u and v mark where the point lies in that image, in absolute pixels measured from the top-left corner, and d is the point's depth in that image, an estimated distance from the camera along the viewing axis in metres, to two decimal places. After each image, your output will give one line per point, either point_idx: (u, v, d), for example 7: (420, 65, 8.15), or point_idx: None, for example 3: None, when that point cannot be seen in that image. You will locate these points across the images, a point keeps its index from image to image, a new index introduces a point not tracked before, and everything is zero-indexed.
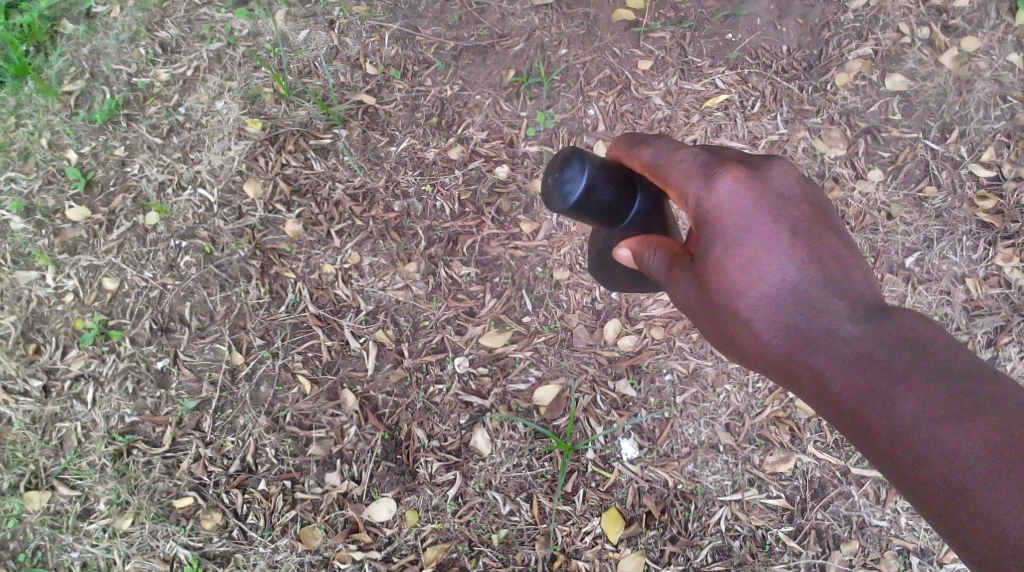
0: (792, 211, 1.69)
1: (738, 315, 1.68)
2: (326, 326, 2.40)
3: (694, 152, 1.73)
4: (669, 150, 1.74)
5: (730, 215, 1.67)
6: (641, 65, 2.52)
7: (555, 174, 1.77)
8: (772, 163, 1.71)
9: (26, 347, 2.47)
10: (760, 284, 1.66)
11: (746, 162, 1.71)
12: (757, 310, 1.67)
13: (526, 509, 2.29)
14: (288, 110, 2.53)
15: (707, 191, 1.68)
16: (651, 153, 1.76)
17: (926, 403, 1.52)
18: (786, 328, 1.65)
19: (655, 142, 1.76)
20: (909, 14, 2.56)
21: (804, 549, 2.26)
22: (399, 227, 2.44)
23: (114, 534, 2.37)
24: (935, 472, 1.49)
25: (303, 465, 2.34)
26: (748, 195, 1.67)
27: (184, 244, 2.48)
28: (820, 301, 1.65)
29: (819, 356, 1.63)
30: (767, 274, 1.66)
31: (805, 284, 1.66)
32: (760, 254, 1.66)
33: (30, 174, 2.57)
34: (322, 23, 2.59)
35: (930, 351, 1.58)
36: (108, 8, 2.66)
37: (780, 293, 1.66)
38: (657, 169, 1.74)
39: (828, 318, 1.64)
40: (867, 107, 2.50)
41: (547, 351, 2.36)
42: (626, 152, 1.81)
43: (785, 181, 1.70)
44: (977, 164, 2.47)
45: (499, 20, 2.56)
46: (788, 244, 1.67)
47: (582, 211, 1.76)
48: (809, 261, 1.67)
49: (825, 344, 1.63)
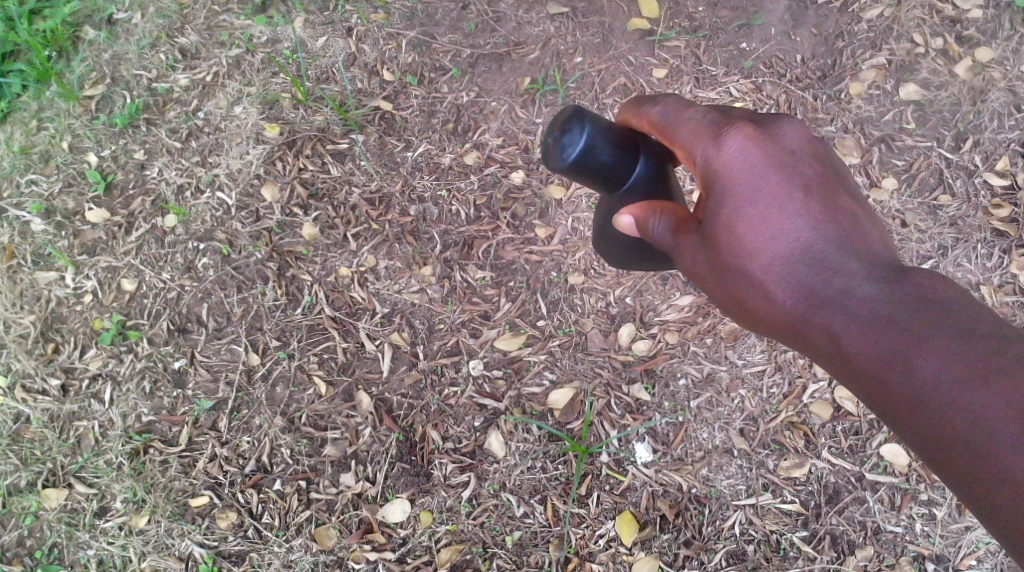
0: (804, 169, 1.69)
1: (751, 277, 1.68)
2: (342, 328, 2.42)
3: (702, 110, 1.72)
4: (677, 108, 1.73)
5: (740, 173, 1.67)
6: (656, 73, 2.54)
7: (555, 131, 1.77)
8: (783, 121, 1.72)
9: (45, 346, 2.49)
10: (774, 245, 1.66)
11: (757, 120, 1.71)
12: (770, 270, 1.67)
13: (539, 511, 2.29)
14: (306, 115, 2.56)
15: (717, 149, 1.68)
16: (659, 112, 1.75)
17: (948, 366, 1.55)
18: (801, 289, 1.66)
19: (663, 101, 1.75)
20: (923, 25, 2.57)
21: (819, 554, 2.26)
22: (414, 231, 2.46)
23: (130, 531, 2.38)
24: (960, 436, 1.53)
25: (318, 465, 2.36)
26: (760, 154, 1.68)
27: (201, 246, 2.50)
28: (836, 262, 1.65)
29: (837, 317, 1.64)
30: (781, 232, 1.66)
31: (820, 244, 1.66)
32: (774, 213, 1.66)
33: (51, 176, 2.60)
34: (340, 30, 2.62)
35: (952, 312, 1.60)
36: (130, 14, 2.70)
37: (794, 254, 1.66)
38: (664, 128, 1.74)
39: (844, 278, 1.65)
40: (881, 115, 2.51)
41: (561, 355, 2.37)
42: (634, 114, 1.80)
43: (797, 139, 1.71)
44: (991, 173, 2.47)
45: (516, 28, 2.59)
46: (801, 204, 1.67)
47: (579, 170, 1.76)
48: (823, 220, 1.67)
49: (842, 305, 1.64)
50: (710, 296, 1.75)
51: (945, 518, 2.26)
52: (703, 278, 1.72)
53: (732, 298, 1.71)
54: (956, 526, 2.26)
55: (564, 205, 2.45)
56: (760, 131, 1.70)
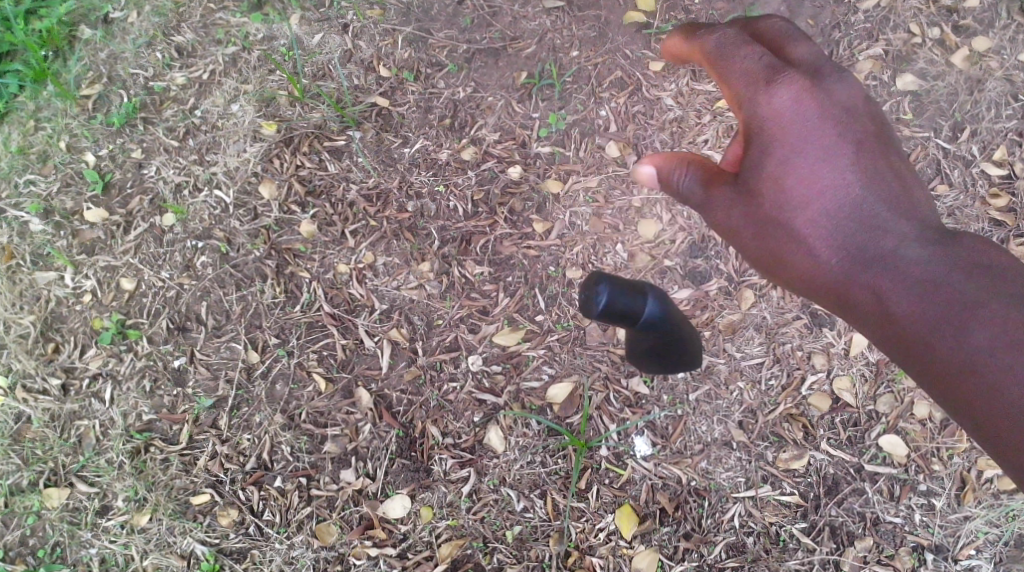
0: (855, 128, 1.82)
1: (790, 227, 1.81)
2: (341, 324, 2.43)
3: (757, 51, 1.83)
4: (732, 44, 1.84)
5: (789, 122, 1.79)
6: (652, 66, 2.52)
7: (582, 291, 1.90)
8: (838, 75, 1.83)
9: (45, 346, 2.50)
10: (816, 197, 1.80)
11: (813, 71, 1.82)
12: (810, 223, 1.80)
13: (539, 506, 2.30)
14: (303, 113, 2.56)
15: (769, 93, 1.79)
16: (714, 45, 1.86)
17: (984, 325, 1.63)
18: (840, 242, 1.79)
19: (717, 34, 1.86)
20: (920, 15, 2.55)
21: (818, 545, 2.26)
22: (413, 228, 2.46)
23: (132, 530, 2.39)
24: (992, 395, 1.60)
25: (319, 462, 2.37)
26: (810, 104, 1.79)
27: (200, 244, 2.50)
28: (877, 220, 1.78)
29: (875, 271, 1.75)
30: (825, 185, 1.80)
31: (862, 201, 1.79)
32: (819, 166, 1.79)
33: (49, 176, 2.60)
34: (336, 27, 2.62)
35: (995, 276, 1.69)
36: (125, 13, 2.69)
37: (835, 207, 1.79)
38: (716, 62, 1.85)
39: (886, 235, 1.77)
40: (877, 107, 2.49)
41: (560, 349, 2.37)
42: (687, 45, 1.91)
43: (850, 96, 1.83)
44: (988, 163, 2.45)
45: (511, 22, 2.58)
46: (845, 160, 1.80)
47: (611, 314, 1.88)
48: (867, 178, 1.80)
49: (881, 260, 1.76)
50: (747, 252, 1.87)
51: (943, 508, 2.26)
52: (742, 231, 1.83)
53: (771, 251, 1.83)
54: (956, 516, 2.26)
55: (561, 199, 2.45)
56: (814, 85, 1.81)
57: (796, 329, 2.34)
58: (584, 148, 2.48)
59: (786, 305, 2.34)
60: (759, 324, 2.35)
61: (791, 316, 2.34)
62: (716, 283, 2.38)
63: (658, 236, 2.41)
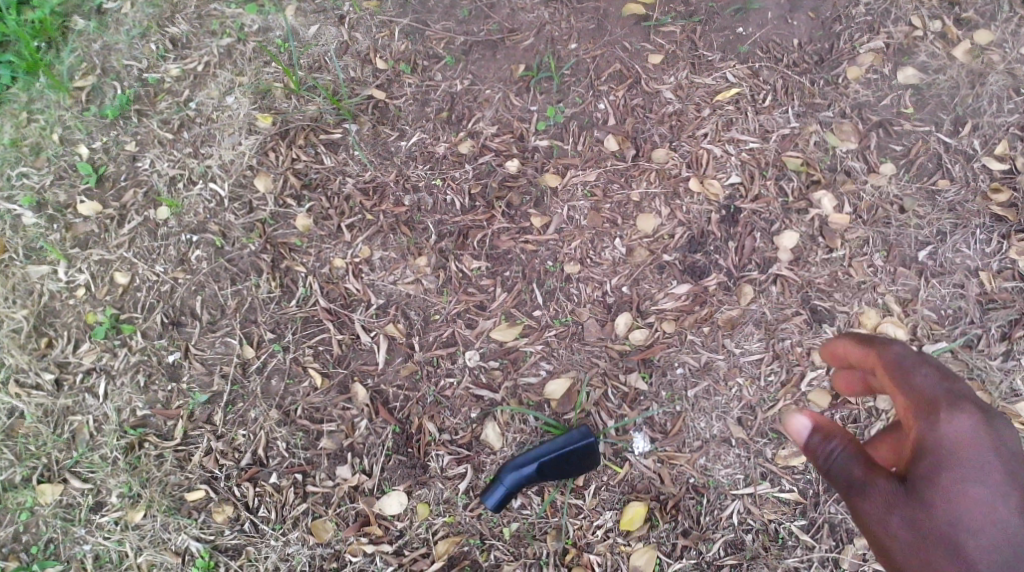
0: (1000, 469, 1.68)
1: (917, 465, 1.70)
2: (337, 319, 2.41)
3: (926, 367, 1.79)
4: (912, 356, 1.81)
5: (947, 408, 1.72)
6: (651, 59, 2.49)
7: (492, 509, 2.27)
8: (1007, 427, 1.73)
9: (38, 340, 2.47)
10: (952, 476, 1.67)
11: (983, 407, 1.73)
12: (930, 463, 1.69)
13: (537, 503, 2.28)
14: (299, 105, 2.54)
15: (919, 378, 1.77)
16: (897, 354, 1.83)
17: None
18: (952, 488, 1.67)
19: (896, 347, 1.84)
20: (921, 7, 2.49)
21: (817, 543, 2.25)
22: (409, 222, 2.44)
23: (126, 526, 2.37)
24: None
25: (314, 458, 2.35)
26: (972, 418, 1.71)
27: (194, 238, 2.48)
28: (1000, 510, 1.65)
29: (965, 476, 1.67)
30: (960, 468, 1.68)
31: (990, 500, 1.66)
32: (959, 472, 1.67)
33: (42, 169, 2.56)
34: (332, 18, 2.58)
35: None
36: (119, 4, 2.65)
37: (960, 502, 1.66)
38: (885, 360, 1.83)
39: (1005, 537, 1.63)
40: (878, 100, 2.44)
41: (558, 345, 2.36)
42: (859, 348, 1.92)
43: (1011, 448, 1.71)
44: (990, 158, 2.40)
45: (510, 15, 2.55)
46: (991, 469, 1.68)
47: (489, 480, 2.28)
48: (1004, 492, 1.66)
49: (976, 497, 1.66)
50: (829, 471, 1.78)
51: None
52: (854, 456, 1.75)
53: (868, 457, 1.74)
54: None
55: (560, 193, 2.43)
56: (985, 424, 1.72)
57: (795, 325, 2.32)
58: (582, 142, 2.46)
59: (785, 301, 2.34)
60: (758, 320, 2.33)
61: (791, 312, 2.33)
62: (715, 278, 2.36)
63: (657, 231, 2.39)
